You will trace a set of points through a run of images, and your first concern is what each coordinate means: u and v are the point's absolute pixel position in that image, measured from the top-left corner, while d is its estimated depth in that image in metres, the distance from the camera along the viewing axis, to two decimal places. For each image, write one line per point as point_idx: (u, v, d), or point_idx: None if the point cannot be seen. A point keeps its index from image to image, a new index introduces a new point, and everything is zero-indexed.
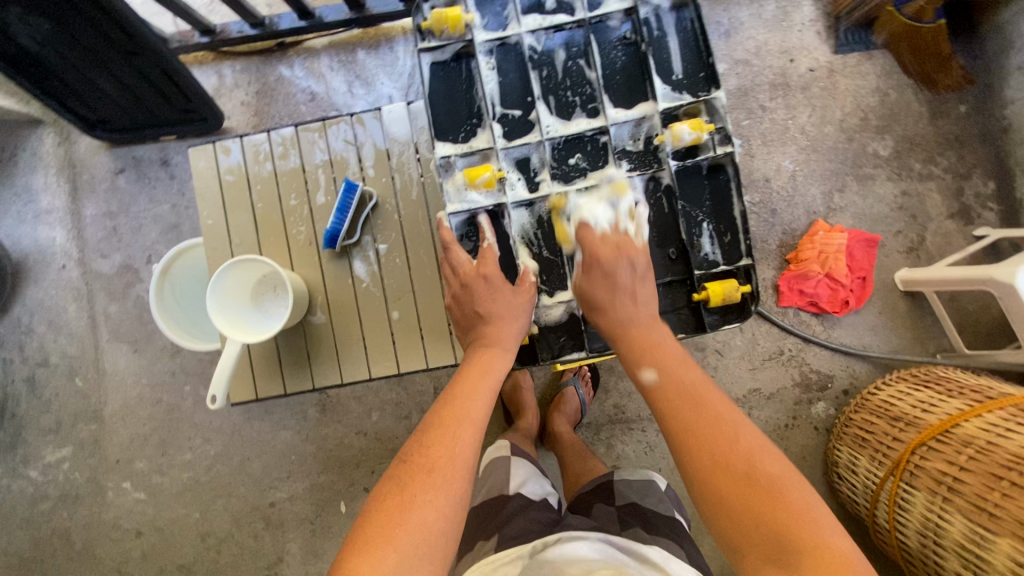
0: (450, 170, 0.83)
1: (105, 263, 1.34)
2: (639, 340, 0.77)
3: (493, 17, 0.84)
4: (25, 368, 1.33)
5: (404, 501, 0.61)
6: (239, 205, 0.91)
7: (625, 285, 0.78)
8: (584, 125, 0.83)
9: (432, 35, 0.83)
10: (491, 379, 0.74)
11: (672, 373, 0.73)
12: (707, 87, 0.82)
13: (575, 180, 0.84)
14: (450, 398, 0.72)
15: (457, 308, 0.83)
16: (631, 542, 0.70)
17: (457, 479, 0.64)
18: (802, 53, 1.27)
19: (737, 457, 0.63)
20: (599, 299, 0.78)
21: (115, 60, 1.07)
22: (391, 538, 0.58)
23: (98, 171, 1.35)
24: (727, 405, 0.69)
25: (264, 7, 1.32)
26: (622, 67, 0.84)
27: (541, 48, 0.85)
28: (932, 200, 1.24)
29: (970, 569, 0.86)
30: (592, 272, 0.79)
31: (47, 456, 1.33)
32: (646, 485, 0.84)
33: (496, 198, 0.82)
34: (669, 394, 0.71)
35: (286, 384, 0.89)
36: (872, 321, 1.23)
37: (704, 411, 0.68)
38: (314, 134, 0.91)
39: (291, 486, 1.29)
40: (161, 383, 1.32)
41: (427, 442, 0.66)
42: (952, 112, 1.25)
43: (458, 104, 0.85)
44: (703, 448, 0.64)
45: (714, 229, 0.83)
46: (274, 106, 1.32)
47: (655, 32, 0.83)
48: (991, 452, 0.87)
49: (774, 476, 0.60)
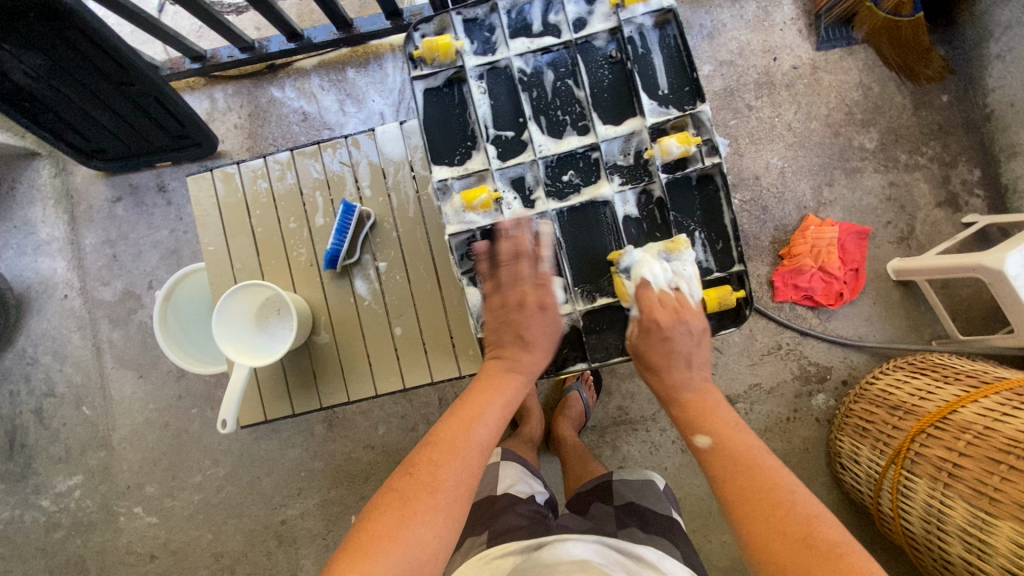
0: (448, 193, 0.84)
1: (107, 291, 1.35)
2: (694, 404, 0.78)
3: (481, 43, 0.87)
4: (31, 399, 1.34)
5: (402, 514, 0.63)
6: (239, 230, 0.92)
7: (681, 351, 0.80)
8: (575, 143, 0.85)
9: (424, 62, 0.85)
10: (501, 402, 0.77)
11: (729, 441, 0.72)
12: (693, 100, 0.83)
13: (570, 198, 0.86)
14: (458, 416, 0.74)
15: (493, 319, 0.83)
16: (626, 543, 0.71)
17: (455, 502, 0.66)
18: (785, 52, 1.29)
19: (794, 522, 0.60)
20: (655, 362, 0.81)
21: (107, 91, 1.08)
22: (384, 546, 0.60)
23: (96, 200, 1.36)
24: (780, 468, 0.68)
25: (253, 30, 1.34)
26: (609, 84, 0.85)
27: (529, 70, 0.86)
28: (920, 190, 1.26)
29: (974, 552, 0.88)
30: (648, 335, 0.80)
31: (58, 485, 1.34)
32: (643, 484, 0.85)
33: (493, 218, 0.84)
34: (724, 459, 0.70)
35: (293, 404, 0.91)
36: (867, 312, 1.25)
37: (756, 475, 0.67)
38: (310, 159, 0.92)
39: (302, 503, 1.30)
40: (168, 407, 1.33)
41: (433, 458, 0.69)
42: (935, 102, 1.27)
43: (451, 127, 0.87)
44: (756, 511, 0.63)
45: (706, 237, 0.85)
46: (267, 127, 1.33)
47: (639, 50, 0.85)
48: (989, 437, 0.88)
49: (835, 545, 0.57)
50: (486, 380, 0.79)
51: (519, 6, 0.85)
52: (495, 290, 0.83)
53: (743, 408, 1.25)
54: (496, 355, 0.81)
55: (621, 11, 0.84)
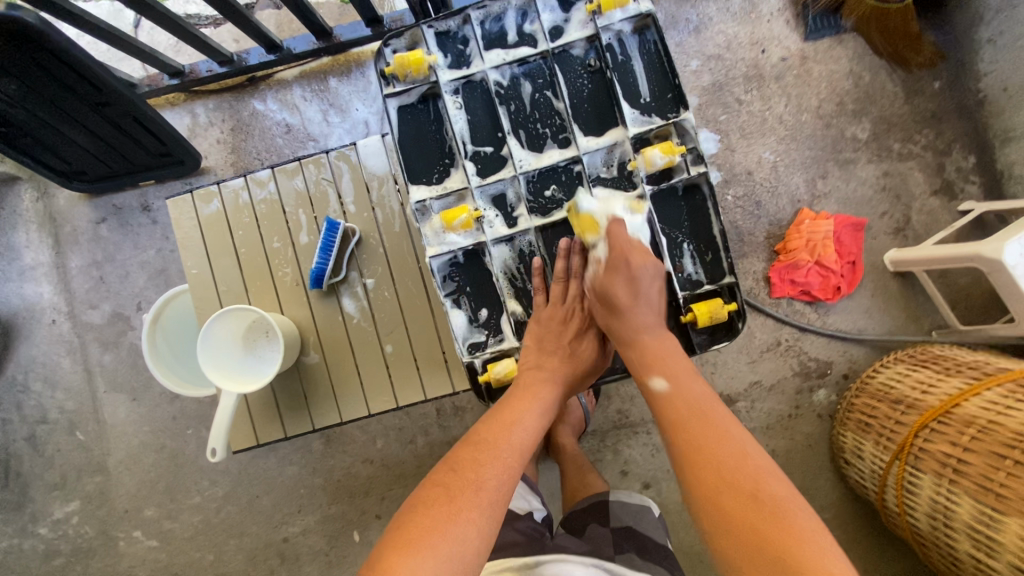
0: (427, 214, 0.83)
1: (95, 314, 1.33)
2: (651, 348, 0.76)
3: (454, 56, 0.85)
4: (24, 426, 1.33)
5: (450, 512, 0.60)
6: (222, 252, 0.90)
7: (646, 294, 0.77)
8: (556, 156, 0.84)
9: (396, 79, 0.83)
10: (541, 406, 0.74)
11: (683, 387, 0.71)
12: (676, 107, 0.82)
13: (553, 213, 0.84)
14: (498, 418, 0.72)
15: (538, 329, 0.80)
16: (624, 570, 0.70)
17: (499, 504, 0.64)
18: (773, 44, 1.27)
19: (743, 474, 0.61)
20: (619, 301, 0.77)
21: (84, 112, 1.06)
22: (432, 542, 0.57)
23: (80, 223, 1.34)
24: (731, 418, 0.68)
25: (232, 42, 1.31)
26: (589, 94, 0.84)
27: (507, 82, 0.85)
28: (915, 178, 1.24)
29: (982, 549, 0.87)
30: (617, 273, 0.77)
31: (55, 512, 1.32)
32: (642, 509, 0.84)
33: (475, 238, 0.82)
34: (678, 406, 0.70)
35: (286, 427, 0.90)
36: (866, 304, 1.24)
37: (709, 424, 0.67)
38: (290, 177, 0.91)
39: (302, 520, 1.29)
40: (163, 429, 1.32)
41: (476, 458, 0.66)
42: (927, 89, 1.25)
43: (429, 145, 0.85)
44: (706, 459, 0.63)
45: (694, 249, 0.84)
46: (250, 141, 1.31)
47: (619, 58, 0.83)
48: (993, 431, 0.87)
49: (779, 499, 0.58)
50: (524, 383, 0.76)
51: (492, 17, 0.84)
52: (545, 305, 0.82)
53: (744, 407, 1.24)
54: (535, 363, 0.78)
55: (598, 18, 0.81)
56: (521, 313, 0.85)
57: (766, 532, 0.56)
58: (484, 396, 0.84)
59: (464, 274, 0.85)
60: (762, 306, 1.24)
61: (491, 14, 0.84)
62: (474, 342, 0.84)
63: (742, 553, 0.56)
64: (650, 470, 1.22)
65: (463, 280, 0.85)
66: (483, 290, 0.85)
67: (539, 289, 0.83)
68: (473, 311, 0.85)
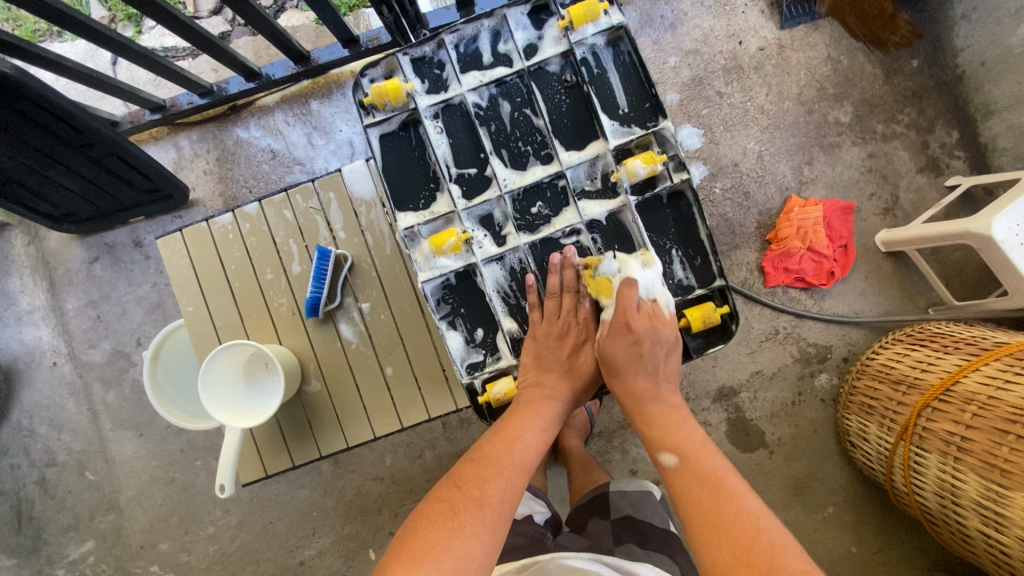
0: (416, 240, 0.83)
1: (96, 353, 1.33)
2: (657, 418, 0.77)
3: (432, 81, 0.85)
4: (34, 470, 1.33)
5: (453, 527, 0.61)
6: (217, 287, 0.91)
7: (649, 357, 0.78)
8: (540, 173, 0.84)
9: (376, 109, 0.84)
10: (541, 423, 0.75)
11: (695, 461, 0.71)
12: (655, 116, 0.82)
13: (540, 229, 0.84)
14: (499, 435, 0.72)
15: (536, 346, 0.80)
16: (623, 562, 0.70)
17: (502, 518, 0.64)
18: (749, 34, 1.27)
19: (757, 550, 0.60)
20: (619, 362, 0.79)
21: (68, 155, 1.06)
22: (436, 556, 0.58)
23: (73, 263, 1.34)
24: (746, 490, 0.67)
25: (211, 72, 1.31)
26: (568, 109, 0.84)
27: (485, 103, 0.85)
28: (900, 157, 1.25)
29: (991, 525, 0.87)
30: (618, 335, 0.79)
31: (71, 553, 1.32)
32: (642, 495, 0.84)
33: (465, 259, 0.83)
34: (691, 480, 0.69)
35: (293, 455, 0.90)
36: (860, 286, 1.24)
37: (725, 500, 0.66)
38: (278, 208, 0.91)
39: (318, 543, 1.29)
40: (171, 462, 1.32)
41: (479, 474, 0.67)
42: (906, 68, 1.25)
43: (413, 170, 0.86)
44: (721, 532, 0.62)
45: (684, 254, 0.84)
46: (237, 170, 1.31)
47: (595, 71, 0.84)
48: (995, 407, 0.87)
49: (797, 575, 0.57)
50: (524, 403, 0.76)
51: (466, 39, 0.85)
52: (541, 321, 0.82)
53: (748, 398, 1.24)
54: (534, 381, 0.79)
55: (571, 34, 0.82)
56: (516, 330, 0.85)
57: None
58: (487, 418, 0.85)
59: (457, 296, 0.86)
60: (758, 297, 1.24)
61: (465, 36, 0.85)
62: (472, 362, 0.84)
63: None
64: (658, 467, 1.22)
65: (456, 301, 0.85)
66: (478, 310, 0.85)
67: (534, 305, 0.83)
68: (469, 331, 0.85)
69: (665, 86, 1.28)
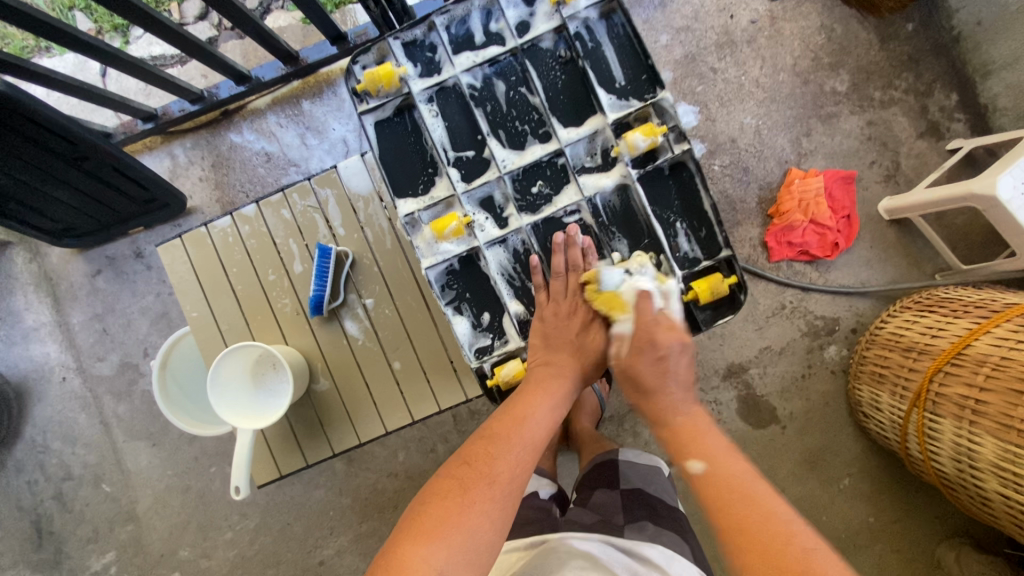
0: (417, 226, 0.83)
1: (104, 365, 1.34)
2: (682, 428, 0.71)
3: (424, 65, 0.85)
4: (50, 486, 1.34)
5: (462, 502, 0.60)
6: (220, 291, 0.90)
7: (673, 371, 0.75)
8: (539, 152, 0.83)
9: (369, 95, 0.83)
10: (552, 399, 0.74)
11: (723, 465, 0.65)
12: (653, 88, 0.82)
13: (542, 209, 0.84)
14: (510, 413, 0.72)
15: (544, 328, 0.80)
16: (632, 543, 0.69)
17: (512, 495, 0.63)
18: (740, 7, 1.26)
19: (794, 562, 0.52)
20: (648, 383, 0.76)
21: (64, 169, 1.06)
22: (446, 532, 0.57)
23: (76, 278, 1.34)
24: (777, 498, 0.60)
25: (201, 78, 1.31)
26: (564, 85, 0.84)
27: (480, 84, 0.85)
28: (899, 123, 1.23)
29: (1010, 485, 0.87)
30: (642, 352, 0.77)
31: (93, 565, 1.33)
32: (651, 471, 0.86)
33: (468, 244, 0.82)
34: (719, 482, 0.63)
35: (306, 455, 0.90)
36: (865, 256, 1.23)
37: (769, 525, 0.56)
38: (277, 207, 0.91)
39: (336, 541, 1.30)
40: (186, 470, 1.32)
41: (489, 450, 0.66)
42: (901, 32, 1.23)
43: (410, 157, 0.85)
44: (760, 556, 0.54)
45: (688, 226, 0.84)
46: (233, 175, 1.31)
47: (589, 45, 0.83)
48: (1009, 367, 0.86)
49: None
50: (533, 380, 0.76)
51: (457, 21, 0.84)
52: (547, 303, 0.82)
53: (758, 373, 1.24)
54: (545, 359, 0.79)
55: (563, 8, 0.81)
56: (523, 312, 0.84)
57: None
58: (497, 400, 0.84)
59: (462, 281, 0.86)
60: (763, 272, 1.23)
61: (455, 17, 0.84)
62: (480, 346, 0.84)
63: None
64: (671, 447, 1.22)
65: (461, 287, 0.85)
66: (483, 294, 0.86)
67: (540, 287, 0.82)
68: (476, 316, 0.85)
69: (658, 65, 1.27)
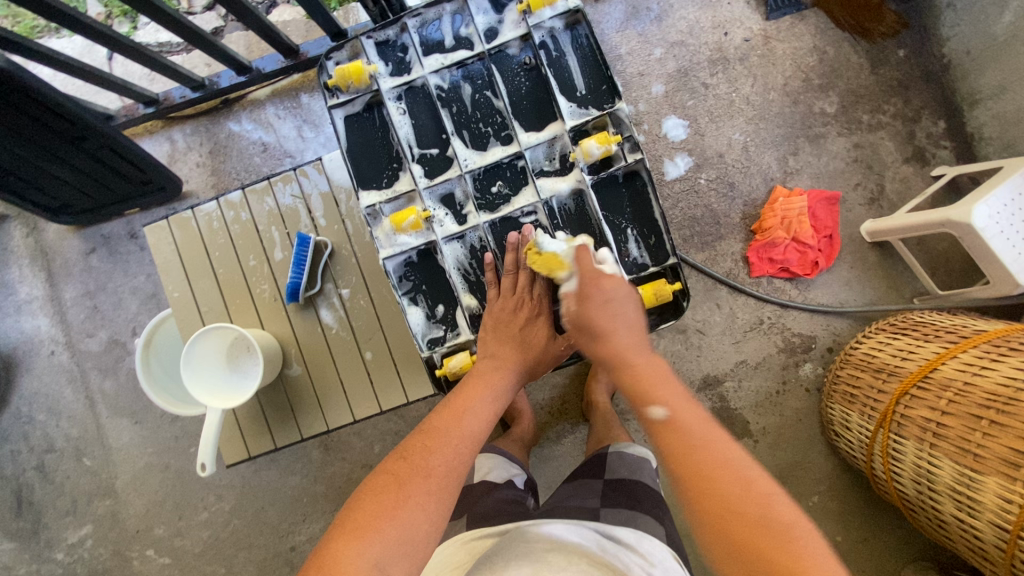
0: (378, 218, 0.85)
1: (93, 342, 1.36)
2: (642, 371, 0.67)
3: (395, 64, 0.88)
4: (33, 456, 1.36)
5: (396, 496, 0.60)
6: (201, 273, 0.93)
7: (620, 312, 0.74)
8: (500, 153, 0.86)
9: (340, 90, 0.86)
10: (492, 392, 0.76)
11: (683, 413, 0.62)
12: (611, 98, 0.84)
13: (500, 209, 0.86)
14: (450, 407, 0.73)
15: (492, 321, 0.83)
16: (603, 526, 0.69)
17: (449, 490, 0.64)
18: (735, 25, 1.28)
19: (750, 500, 0.53)
20: (597, 325, 0.73)
21: (64, 148, 1.09)
22: (377, 528, 0.57)
23: (71, 255, 1.37)
24: (732, 441, 0.59)
25: (204, 67, 1.34)
26: (528, 91, 0.86)
27: (447, 85, 0.87)
28: (886, 147, 1.25)
29: (964, 509, 0.88)
30: (589, 296, 0.75)
31: (70, 537, 1.36)
32: (639, 462, 0.87)
33: (425, 237, 0.85)
34: (680, 431, 0.60)
35: (275, 438, 0.92)
36: (845, 276, 1.24)
37: (704, 454, 0.57)
38: (260, 194, 0.93)
39: (308, 528, 1.31)
40: (166, 449, 1.35)
41: (426, 445, 0.67)
42: (892, 57, 1.25)
43: (377, 151, 0.88)
44: (720, 502, 0.53)
45: (638, 233, 0.86)
46: (229, 162, 1.34)
47: (553, 54, 0.86)
48: (970, 392, 0.88)
49: (790, 524, 0.51)
50: (478, 375, 0.78)
51: (428, 24, 0.87)
52: (497, 299, 0.84)
53: (732, 386, 1.25)
54: (491, 352, 0.81)
55: (529, 17, 0.84)
56: (476, 306, 0.87)
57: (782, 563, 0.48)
58: (445, 390, 0.87)
59: (419, 273, 0.88)
60: (742, 287, 1.24)
61: (427, 20, 0.87)
62: (433, 337, 0.87)
63: None
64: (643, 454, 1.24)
65: (418, 278, 0.88)
66: (439, 286, 0.88)
67: (492, 283, 0.85)
68: (430, 308, 0.87)
69: (650, 78, 1.29)
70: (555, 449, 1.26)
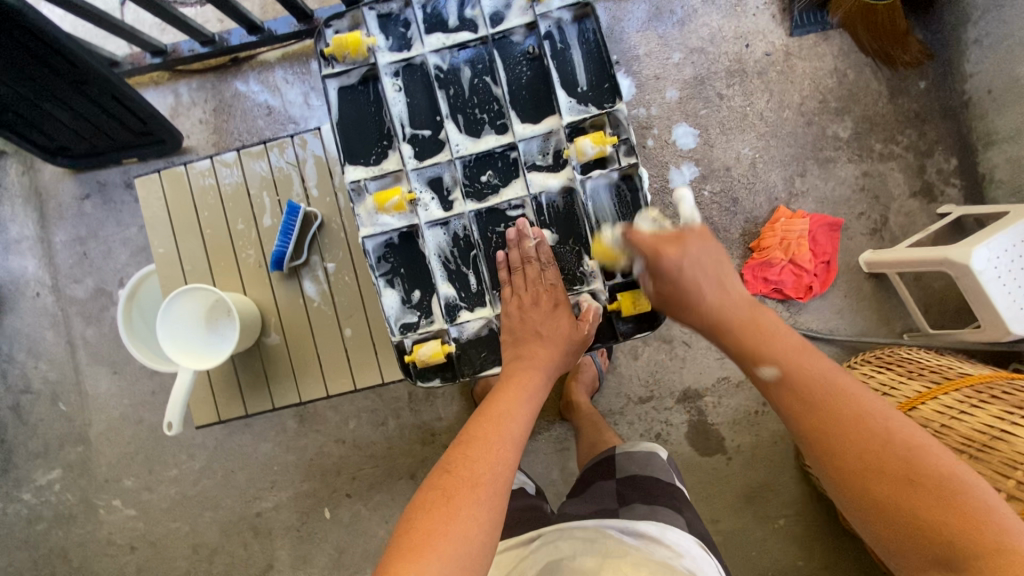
0: (362, 195, 0.84)
1: (79, 288, 1.36)
2: (746, 328, 0.68)
3: (396, 39, 0.86)
4: (9, 396, 1.36)
5: (447, 512, 0.58)
6: (188, 232, 0.92)
7: (707, 274, 0.71)
8: (493, 142, 0.85)
9: (336, 60, 0.84)
10: (527, 393, 0.73)
11: (799, 367, 0.63)
12: (612, 98, 0.83)
13: (488, 199, 0.85)
14: (486, 414, 0.70)
15: (508, 324, 0.81)
16: (627, 521, 0.69)
17: (498, 496, 0.61)
18: (757, 38, 1.26)
19: (891, 457, 0.54)
20: (685, 296, 0.72)
21: (64, 89, 1.06)
22: (436, 545, 0.55)
23: (65, 198, 1.36)
24: (861, 391, 0.60)
25: (216, 22, 1.32)
26: (528, 81, 0.85)
27: (447, 66, 0.86)
28: (894, 179, 1.23)
29: None
30: (666, 274, 0.72)
31: (38, 479, 1.36)
32: (648, 456, 0.84)
33: (408, 220, 0.84)
34: (800, 391, 0.62)
35: (246, 405, 0.92)
36: (838, 304, 1.23)
37: (836, 404, 0.59)
38: (255, 158, 0.92)
39: (276, 496, 1.32)
40: (142, 402, 1.35)
41: (466, 454, 0.64)
42: (912, 88, 1.23)
43: (368, 125, 0.86)
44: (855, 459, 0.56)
45: None
46: (232, 122, 1.32)
47: (558, 46, 0.84)
48: (946, 435, 0.87)
49: (941, 475, 0.52)
50: (507, 377, 0.75)
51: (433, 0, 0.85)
52: (511, 297, 0.82)
53: (712, 402, 1.24)
54: (519, 354, 0.79)
55: (536, 5, 0.82)
56: (454, 295, 0.86)
57: (944, 519, 0.50)
58: (411, 377, 0.85)
59: (398, 256, 0.87)
60: None
61: None
62: (406, 322, 0.86)
63: (908, 541, 0.52)
64: None
65: (397, 261, 0.87)
66: (417, 272, 0.87)
67: (503, 284, 0.83)
68: (406, 292, 0.87)
69: (665, 82, 1.27)
70: (529, 445, 1.26)
